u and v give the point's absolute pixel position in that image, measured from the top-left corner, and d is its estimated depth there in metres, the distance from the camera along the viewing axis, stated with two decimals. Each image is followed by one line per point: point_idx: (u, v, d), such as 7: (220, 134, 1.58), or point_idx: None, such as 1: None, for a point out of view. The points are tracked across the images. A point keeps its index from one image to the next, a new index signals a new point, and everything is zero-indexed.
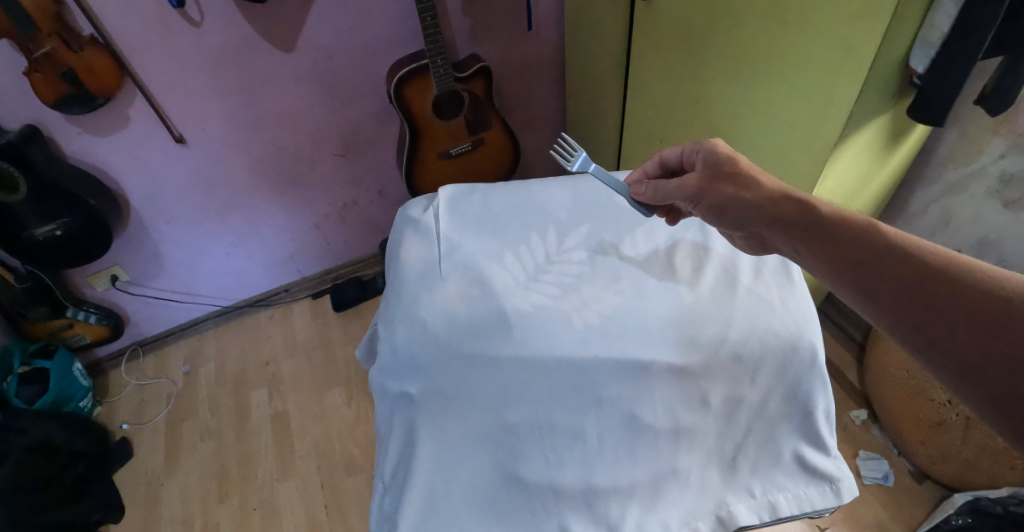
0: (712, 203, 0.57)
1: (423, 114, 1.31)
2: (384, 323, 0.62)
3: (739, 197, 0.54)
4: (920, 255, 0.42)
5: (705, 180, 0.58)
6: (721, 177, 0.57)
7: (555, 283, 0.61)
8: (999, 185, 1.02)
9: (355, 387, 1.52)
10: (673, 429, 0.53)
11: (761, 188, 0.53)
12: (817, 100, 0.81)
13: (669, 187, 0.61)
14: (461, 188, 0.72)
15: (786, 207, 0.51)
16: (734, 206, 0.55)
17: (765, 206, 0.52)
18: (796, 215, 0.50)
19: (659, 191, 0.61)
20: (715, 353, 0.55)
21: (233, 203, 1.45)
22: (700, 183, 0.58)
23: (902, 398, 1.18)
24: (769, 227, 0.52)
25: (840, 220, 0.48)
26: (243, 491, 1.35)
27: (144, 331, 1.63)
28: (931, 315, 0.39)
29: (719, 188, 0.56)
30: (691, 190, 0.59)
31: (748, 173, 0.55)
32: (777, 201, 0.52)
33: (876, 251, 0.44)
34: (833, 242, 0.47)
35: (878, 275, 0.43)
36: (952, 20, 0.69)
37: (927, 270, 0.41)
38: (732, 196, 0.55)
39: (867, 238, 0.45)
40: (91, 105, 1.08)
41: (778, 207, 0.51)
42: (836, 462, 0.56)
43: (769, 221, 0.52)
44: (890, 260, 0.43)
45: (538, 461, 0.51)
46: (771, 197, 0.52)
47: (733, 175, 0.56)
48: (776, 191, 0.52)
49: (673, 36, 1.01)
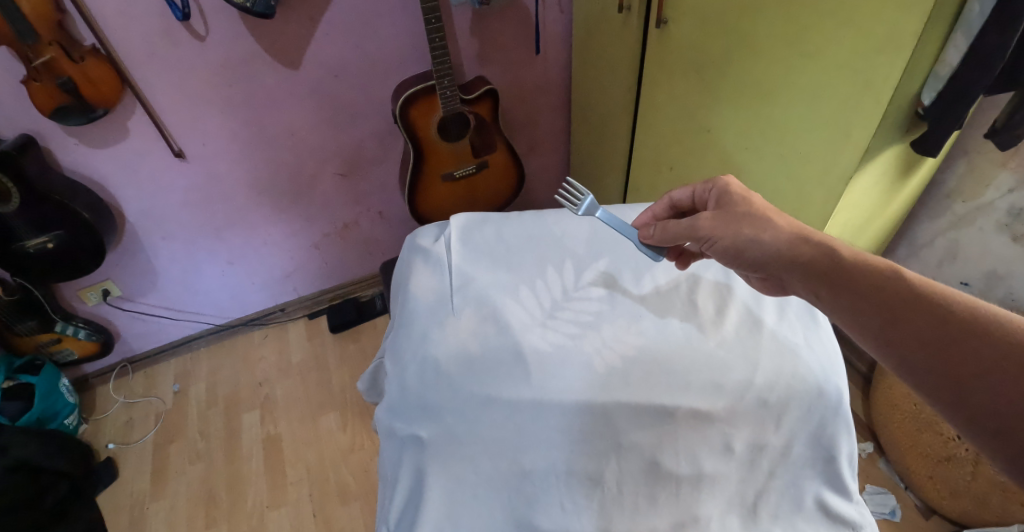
0: (728, 246, 0.54)
1: (428, 136, 1.30)
2: (392, 359, 0.60)
3: (756, 239, 0.52)
4: (947, 305, 0.40)
5: (718, 220, 0.55)
6: (736, 218, 0.54)
7: (573, 321, 0.59)
8: (1008, 218, 1.01)
9: (350, 411, 1.48)
10: (695, 476, 0.51)
11: (777, 229, 0.51)
12: (834, 132, 0.80)
13: (679, 226, 0.58)
14: (473, 218, 0.70)
15: (804, 255, 0.48)
16: (748, 249, 0.53)
17: (783, 250, 0.50)
18: (817, 260, 0.47)
19: (670, 231, 0.59)
20: (740, 399, 0.53)
21: (232, 220, 1.42)
22: (713, 223, 0.56)
23: (909, 432, 1.16)
24: (788, 270, 0.50)
25: (862, 267, 0.45)
26: (232, 518, 1.30)
27: (134, 348, 1.58)
28: (958, 369, 0.37)
29: (733, 231, 0.54)
30: (705, 231, 0.56)
31: (764, 214, 0.53)
32: (794, 247, 0.49)
33: (899, 296, 0.42)
34: (855, 290, 0.44)
35: (901, 324, 0.41)
36: (961, 55, 0.67)
37: (955, 321, 0.39)
38: (749, 239, 0.52)
39: (890, 286, 0.43)
40: (90, 116, 1.06)
41: (793, 257, 0.49)
42: (858, 507, 0.53)
43: (788, 266, 0.49)
44: (914, 308, 0.41)
45: (554, 510, 0.49)
46: (788, 242, 0.50)
47: (749, 216, 0.54)
48: (794, 234, 0.50)
49: (685, 66, 1.02)
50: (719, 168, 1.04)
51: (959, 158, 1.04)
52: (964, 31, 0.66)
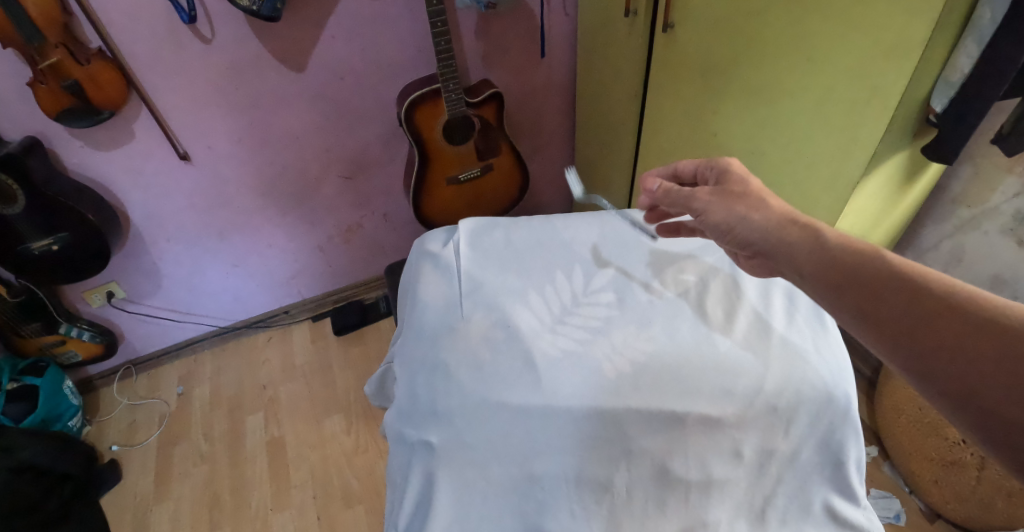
0: (718, 221, 0.55)
1: (434, 139, 1.30)
2: (402, 364, 0.60)
3: (747, 217, 0.52)
4: (931, 288, 0.39)
5: (716, 197, 0.56)
6: (733, 196, 0.55)
7: (582, 326, 0.59)
8: (1013, 223, 1.01)
9: (354, 414, 1.48)
10: (705, 481, 0.51)
11: (769, 209, 0.51)
12: (841, 137, 0.80)
13: (679, 193, 0.60)
14: (482, 223, 0.71)
15: (791, 239, 0.48)
16: (738, 224, 0.53)
17: (771, 230, 0.50)
18: (802, 244, 0.47)
19: (669, 193, 0.61)
20: (750, 404, 0.53)
21: (236, 222, 1.42)
22: (710, 199, 0.56)
23: (914, 436, 1.15)
24: (775, 252, 0.49)
25: (846, 247, 0.45)
26: (235, 520, 1.30)
27: (138, 350, 1.59)
28: (941, 352, 0.36)
29: (727, 208, 0.54)
30: (700, 206, 0.57)
31: (759, 193, 0.54)
32: (782, 229, 0.49)
33: (881, 279, 0.41)
34: (839, 272, 0.44)
35: (884, 305, 0.40)
36: (972, 62, 0.67)
37: (941, 304, 0.38)
38: (741, 217, 0.53)
39: (876, 268, 0.42)
40: (96, 118, 1.06)
41: (780, 239, 0.49)
42: (867, 513, 0.53)
43: (775, 246, 0.49)
44: (897, 290, 0.40)
45: (563, 516, 0.49)
46: (777, 223, 0.50)
47: (744, 195, 0.54)
48: (784, 214, 0.50)
49: (692, 69, 1.02)
50: None
51: (965, 163, 1.04)
52: (975, 37, 0.66)
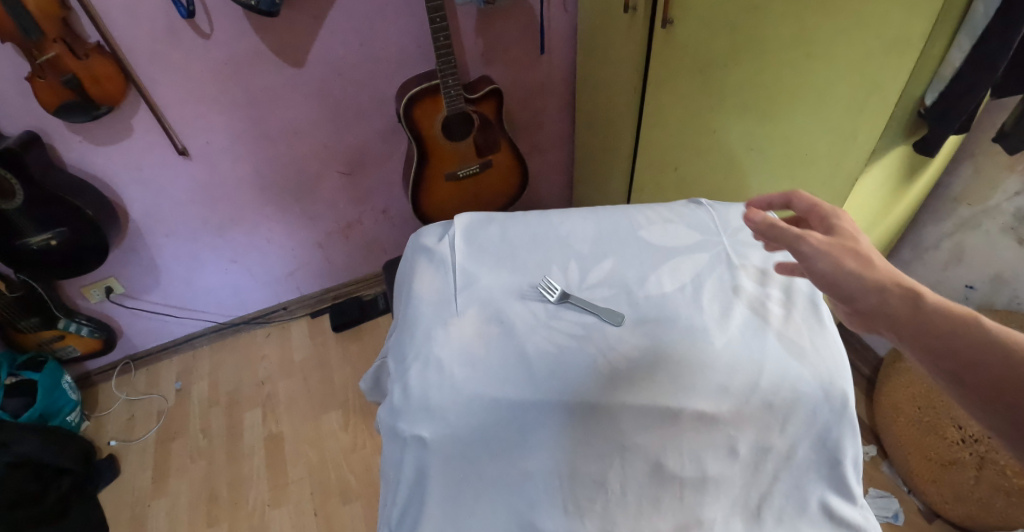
0: (824, 272, 0.45)
1: (433, 136, 1.30)
2: (395, 359, 0.60)
3: (859, 274, 0.43)
4: None
5: (832, 245, 0.46)
6: (851, 249, 0.45)
7: (577, 322, 0.58)
8: (1014, 222, 1.01)
9: (352, 411, 1.48)
10: (700, 479, 0.51)
11: (877, 269, 0.43)
12: (840, 135, 0.80)
13: (787, 230, 0.48)
14: (477, 218, 0.71)
15: (892, 304, 0.41)
16: (836, 283, 0.45)
17: (876, 292, 0.42)
18: (915, 317, 0.40)
19: (775, 228, 0.48)
20: (745, 401, 0.52)
21: (235, 218, 1.42)
22: (824, 245, 0.46)
23: (912, 433, 1.14)
24: (882, 321, 0.42)
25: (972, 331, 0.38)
26: (233, 516, 1.30)
27: (137, 345, 1.58)
28: None
29: (836, 259, 0.45)
30: (807, 251, 0.46)
31: (865, 251, 0.45)
32: (882, 289, 0.42)
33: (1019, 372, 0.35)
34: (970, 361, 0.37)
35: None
36: (964, 56, 0.67)
37: None
38: (850, 271, 0.44)
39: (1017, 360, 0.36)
40: (93, 113, 1.06)
41: (881, 300, 0.42)
42: (863, 512, 0.53)
43: (883, 314, 0.42)
44: None
45: (555, 513, 0.49)
46: (876, 283, 0.43)
47: (855, 251, 0.45)
48: (897, 280, 0.42)
49: (692, 66, 1.01)
50: (725, 169, 1.03)
51: (966, 161, 1.03)
52: (968, 31, 0.66)
